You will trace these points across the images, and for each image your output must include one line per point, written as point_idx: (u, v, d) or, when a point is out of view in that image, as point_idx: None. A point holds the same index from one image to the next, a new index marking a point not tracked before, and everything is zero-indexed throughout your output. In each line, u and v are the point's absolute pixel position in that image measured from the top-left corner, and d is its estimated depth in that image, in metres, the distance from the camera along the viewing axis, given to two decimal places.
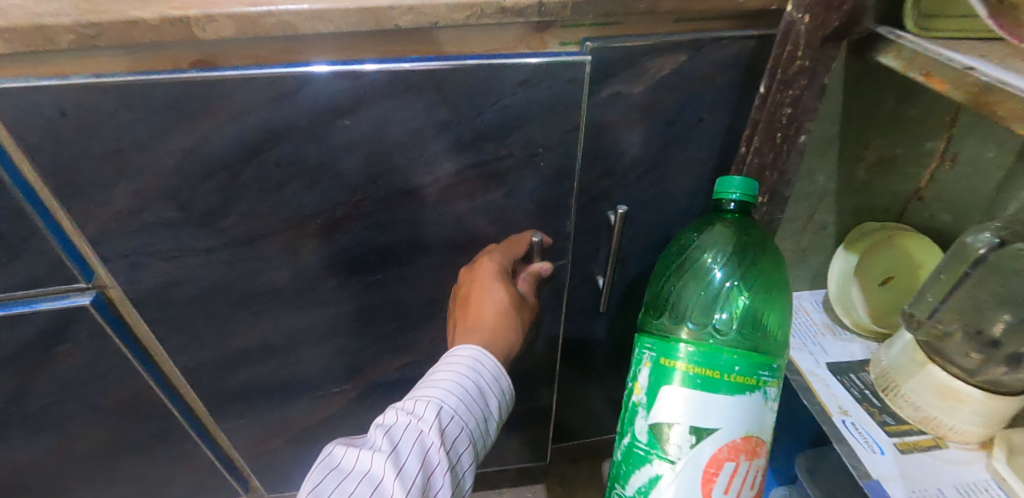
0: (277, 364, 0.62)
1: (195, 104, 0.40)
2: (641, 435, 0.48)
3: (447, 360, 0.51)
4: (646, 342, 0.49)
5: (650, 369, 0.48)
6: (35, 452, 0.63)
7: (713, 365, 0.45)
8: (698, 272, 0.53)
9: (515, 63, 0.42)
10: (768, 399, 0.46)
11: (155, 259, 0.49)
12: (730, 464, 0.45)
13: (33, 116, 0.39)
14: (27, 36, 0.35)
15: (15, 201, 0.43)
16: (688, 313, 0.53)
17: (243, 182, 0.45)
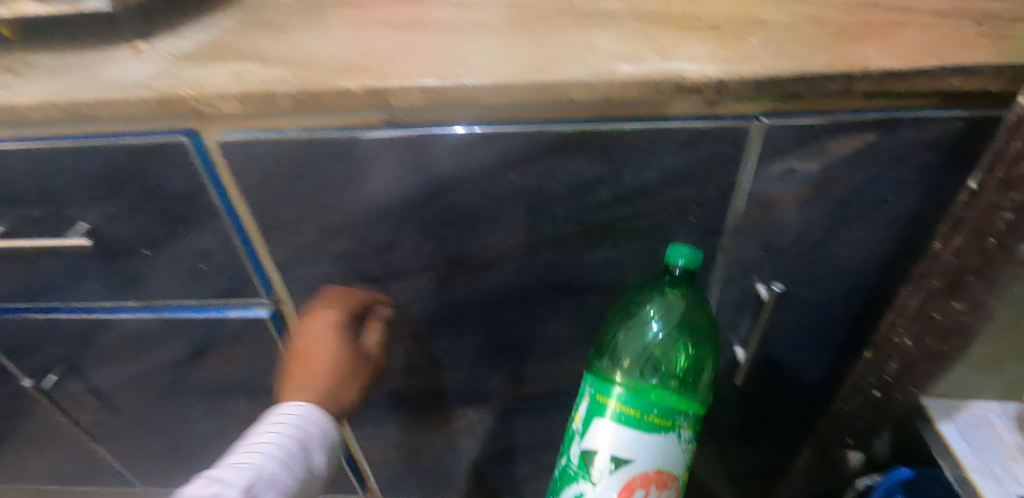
0: (405, 390, 0.66)
1: (378, 157, 0.44)
2: (574, 457, 0.51)
3: (275, 416, 0.50)
4: (589, 379, 0.51)
5: (589, 402, 0.50)
6: (208, 422, 0.74)
7: (638, 404, 0.47)
8: (641, 316, 0.53)
9: (686, 124, 0.41)
10: (681, 440, 0.49)
11: (319, 287, 0.54)
12: (641, 491, 0.48)
13: (250, 161, 0.45)
14: (258, 100, 0.41)
15: (225, 228, 0.50)
16: (628, 355, 0.53)
17: (405, 228, 0.49)
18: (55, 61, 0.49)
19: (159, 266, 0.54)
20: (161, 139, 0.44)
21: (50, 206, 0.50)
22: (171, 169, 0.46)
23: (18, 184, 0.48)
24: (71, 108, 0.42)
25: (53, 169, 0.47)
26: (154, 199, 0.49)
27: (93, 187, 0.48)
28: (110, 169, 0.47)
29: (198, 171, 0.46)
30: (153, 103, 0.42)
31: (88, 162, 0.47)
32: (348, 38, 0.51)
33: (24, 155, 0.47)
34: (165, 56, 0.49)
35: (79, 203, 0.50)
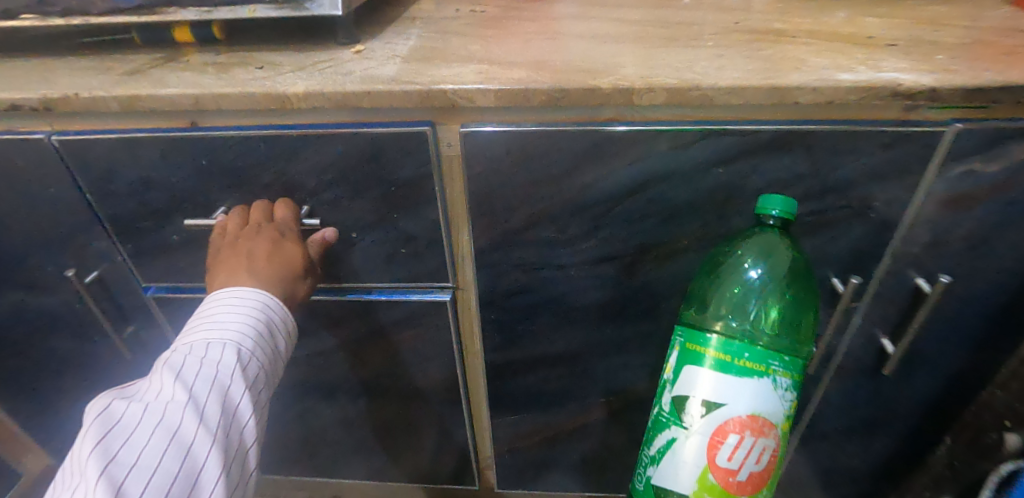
0: (555, 380, 0.70)
1: (602, 150, 0.49)
2: (666, 403, 0.51)
3: (227, 297, 0.51)
4: (679, 330, 0.52)
5: (678, 351, 0.51)
6: (351, 409, 0.78)
7: (728, 348, 0.47)
8: (733, 271, 0.54)
9: (886, 126, 0.47)
10: (778, 387, 0.48)
11: (506, 275, 0.59)
12: (734, 436, 0.48)
13: (483, 151, 0.50)
14: (513, 95, 0.46)
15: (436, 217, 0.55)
16: (721, 312, 0.55)
17: (606, 219, 0.54)
18: (292, 59, 0.54)
19: (360, 250, 0.59)
20: (406, 129, 0.49)
21: (282, 188, 0.55)
22: (403, 159, 0.51)
23: (260, 168, 0.54)
24: (339, 98, 0.47)
25: (295, 156, 0.52)
26: (377, 188, 0.53)
27: (325, 173, 0.53)
28: (346, 156, 0.52)
29: (430, 160, 0.51)
30: (416, 95, 0.46)
31: (330, 149, 0.51)
32: (553, 46, 0.56)
33: (273, 141, 0.51)
34: (394, 57, 0.54)
35: (308, 188, 0.55)
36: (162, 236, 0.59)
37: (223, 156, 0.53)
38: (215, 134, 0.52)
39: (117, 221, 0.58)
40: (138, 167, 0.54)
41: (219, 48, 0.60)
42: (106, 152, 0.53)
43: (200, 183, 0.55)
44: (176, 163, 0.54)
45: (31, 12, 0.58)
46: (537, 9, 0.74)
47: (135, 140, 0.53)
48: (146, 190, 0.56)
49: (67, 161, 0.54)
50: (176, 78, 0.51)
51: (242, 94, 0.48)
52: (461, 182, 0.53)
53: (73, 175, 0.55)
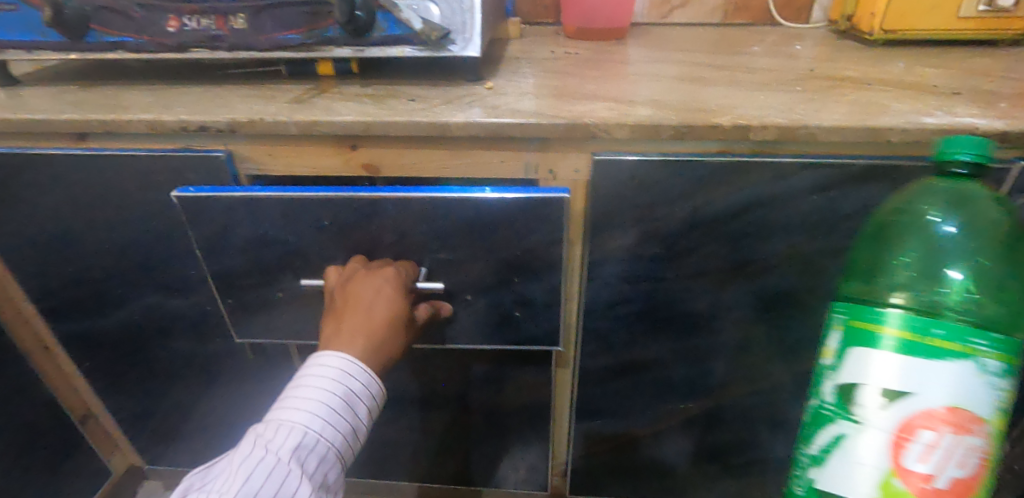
0: (640, 385, 0.76)
1: (716, 178, 0.56)
2: (829, 395, 0.48)
3: (318, 364, 0.55)
4: (838, 308, 0.49)
5: (842, 332, 0.48)
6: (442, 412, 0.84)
7: (914, 326, 0.43)
8: (923, 235, 0.51)
9: None
10: (984, 371, 0.43)
11: (612, 286, 0.66)
12: (928, 433, 0.43)
13: (612, 177, 0.57)
14: (647, 129, 0.54)
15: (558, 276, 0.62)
16: (903, 277, 0.52)
17: (709, 237, 0.61)
18: (437, 93, 0.63)
19: (471, 310, 0.66)
20: (547, 197, 0.54)
21: (403, 250, 0.61)
22: (535, 225, 0.57)
23: (384, 229, 0.59)
24: (496, 128, 0.55)
25: (419, 217, 0.58)
26: (505, 250, 0.60)
27: (446, 233, 0.59)
28: (468, 218, 0.57)
29: (561, 225, 0.57)
30: (563, 127, 0.54)
31: (454, 213, 0.57)
32: (660, 87, 0.64)
33: (400, 204, 0.56)
34: (525, 94, 0.62)
35: (428, 249, 0.61)
36: (276, 278, 0.65)
37: (347, 215, 0.58)
38: (344, 197, 0.56)
39: (241, 267, 0.64)
40: (262, 223, 0.59)
41: (360, 80, 0.68)
42: (233, 207, 0.58)
43: (322, 235, 0.60)
44: (303, 219, 0.59)
45: (202, 46, 0.66)
46: (623, 52, 0.83)
47: (263, 199, 0.57)
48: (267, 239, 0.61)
49: (189, 214, 0.59)
50: (341, 107, 0.59)
51: (411, 122, 0.55)
52: (583, 201, 0.61)
53: (196, 225, 0.60)
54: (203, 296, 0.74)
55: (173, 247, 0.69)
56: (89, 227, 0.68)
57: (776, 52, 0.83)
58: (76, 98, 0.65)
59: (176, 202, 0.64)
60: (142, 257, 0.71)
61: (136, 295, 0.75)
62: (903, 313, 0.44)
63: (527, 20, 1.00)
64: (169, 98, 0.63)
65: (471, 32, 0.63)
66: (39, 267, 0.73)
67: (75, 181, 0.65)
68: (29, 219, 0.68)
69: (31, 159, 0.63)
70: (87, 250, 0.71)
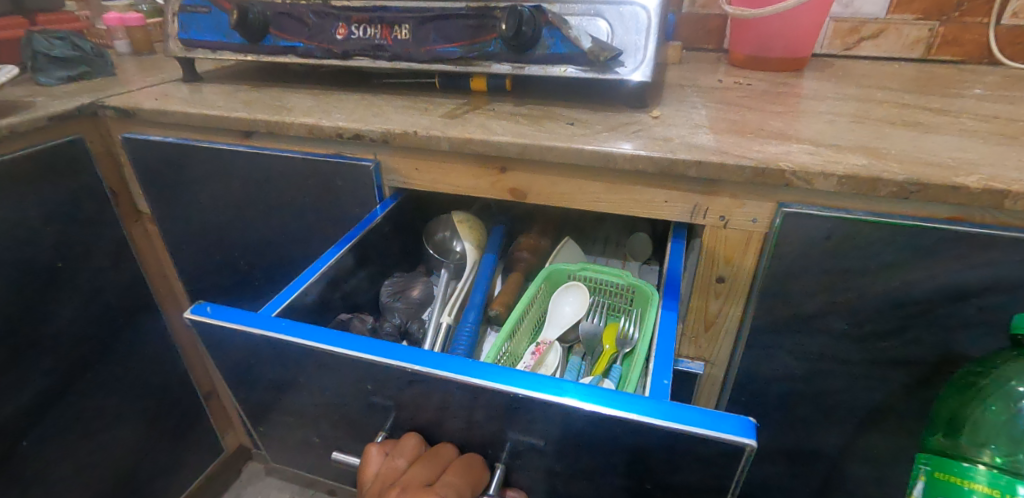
0: (788, 480, 0.64)
1: (942, 249, 0.45)
2: None
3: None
4: (923, 457, 0.47)
5: (926, 481, 0.46)
6: None
7: (993, 482, 0.41)
8: (1001, 401, 0.47)
9: None
10: None
11: (776, 359, 0.55)
12: None
13: (801, 235, 0.48)
14: (860, 183, 0.44)
15: None
16: (982, 440, 0.47)
17: (918, 321, 0.49)
18: (596, 117, 0.57)
19: None
20: (718, 435, 0.32)
21: (467, 438, 0.41)
22: (683, 465, 0.35)
23: (446, 411, 0.40)
24: (668, 164, 0.48)
25: (497, 413, 0.37)
26: (625, 480, 0.38)
27: (535, 439, 0.38)
28: (570, 431, 0.36)
29: (728, 475, 0.34)
30: (751, 170, 0.46)
31: (546, 422, 0.36)
32: (867, 132, 0.53)
33: (471, 392, 0.37)
34: (699, 127, 0.55)
35: (505, 442, 0.39)
36: (308, 423, 0.48)
37: (396, 386, 0.39)
38: (396, 366, 0.38)
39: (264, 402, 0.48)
40: (288, 369, 0.42)
41: (514, 98, 0.64)
42: (251, 345, 0.42)
43: (363, 402, 0.42)
44: (338, 377, 0.41)
45: (365, 54, 0.66)
46: (802, 86, 0.72)
47: (288, 347, 0.40)
48: (294, 385, 0.44)
49: (205, 341, 0.44)
50: (496, 126, 0.55)
51: (571, 149, 0.50)
52: (754, 256, 0.52)
53: (216, 352, 0.45)
54: None
55: (311, 248, 0.69)
56: (241, 221, 0.71)
57: (1006, 97, 0.68)
58: (247, 97, 0.68)
59: (321, 206, 0.64)
60: (282, 255, 0.72)
61: (270, 290, 0.76)
62: (983, 468, 0.42)
63: (687, 45, 0.93)
64: (328, 103, 0.64)
65: (644, 54, 0.56)
66: (193, 251, 0.77)
67: (235, 176, 0.67)
68: (192, 206, 0.72)
69: (202, 152, 0.67)
70: (236, 242, 0.73)
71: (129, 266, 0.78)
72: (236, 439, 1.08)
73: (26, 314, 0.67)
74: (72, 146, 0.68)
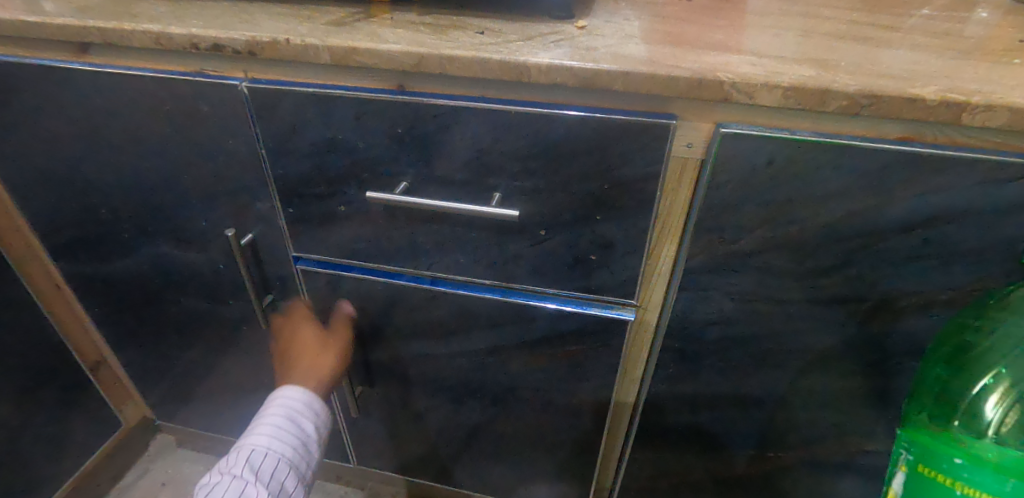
0: (719, 423, 0.61)
1: (892, 171, 0.40)
2: None
3: (271, 402, 0.58)
4: (903, 445, 0.50)
5: (906, 472, 0.49)
6: (474, 422, 0.72)
7: (982, 481, 0.44)
8: (1017, 359, 0.46)
9: None
10: None
11: (708, 299, 0.51)
12: None
13: (739, 161, 0.42)
14: (808, 95, 0.38)
15: (649, 223, 0.47)
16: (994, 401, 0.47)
17: (859, 255, 0.45)
18: (511, 27, 0.48)
19: (538, 249, 0.51)
20: (654, 119, 0.42)
21: (469, 175, 0.48)
22: (634, 152, 0.43)
23: (452, 147, 0.47)
24: (590, 77, 0.40)
25: (497, 137, 0.45)
26: (587, 183, 0.46)
27: (533, 158, 0.46)
28: (559, 141, 0.44)
29: (663, 158, 0.44)
30: (685, 81, 0.39)
31: (534, 139, 0.45)
32: (815, 45, 0.47)
33: (473, 113, 0.44)
34: (629, 37, 0.47)
35: (508, 173, 0.47)
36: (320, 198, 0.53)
37: (416, 127, 0.46)
38: (420, 100, 0.45)
39: (287, 178, 0.52)
40: (329, 126, 0.48)
41: (419, 6, 0.54)
42: (294, 105, 0.47)
43: (393, 153, 0.48)
44: (372, 125, 0.47)
45: None
46: (747, 3, 0.65)
47: (335, 98, 0.46)
48: (325, 146, 0.49)
49: (258, 109, 0.48)
50: (390, 34, 0.46)
51: (476, 59, 0.42)
52: (690, 188, 0.46)
53: (262, 123, 0.49)
54: (213, 254, 0.62)
55: (183, 190, 0.57)
56: (94, 160, 0.58)
57: (955, 17, 0.63)
58: (84, 3, 0.54)
59: (185, 138, 0.53)
60: (148, 201, 0.59)
61: (142, 243, 0.64)
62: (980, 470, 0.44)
63: None
64: (185, 10, 0.51)
65: None
66: (43, 200, 0.64)
67: (75, 103, 0.54)
68: (29, 143, 0.59)
69: (27, 72, 0.53)
70: (92, 187, 0.60)
71: None
72: (138, 412, 0.94)
73: None
74: None
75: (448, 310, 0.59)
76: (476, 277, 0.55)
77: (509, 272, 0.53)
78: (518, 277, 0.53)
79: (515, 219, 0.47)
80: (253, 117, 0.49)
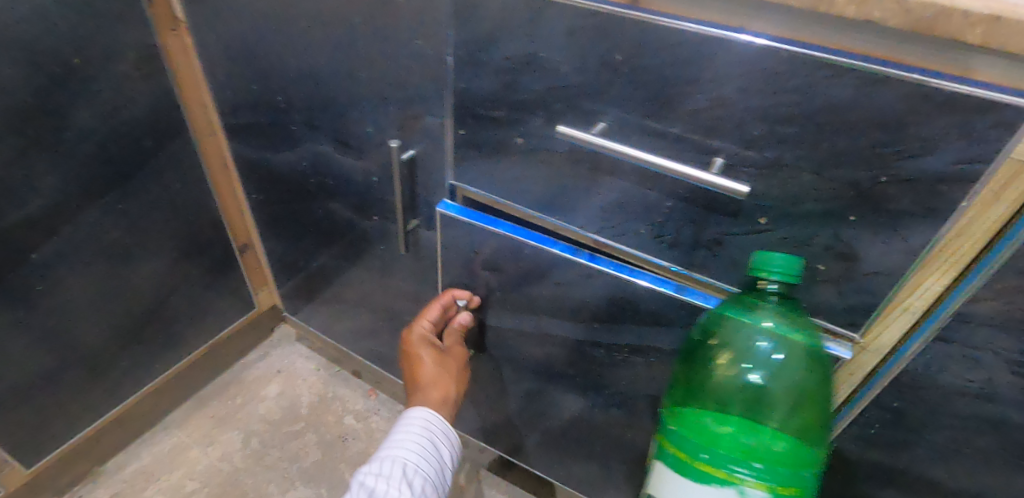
0: None
1: None
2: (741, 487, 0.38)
3: (404, 420, 0.57)
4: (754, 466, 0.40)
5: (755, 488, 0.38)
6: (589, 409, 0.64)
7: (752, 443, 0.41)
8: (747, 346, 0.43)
9: None
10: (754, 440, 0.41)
11: (969, 362, 0.37)
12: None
13: None
14: None
15: (924, 241, 0.34)
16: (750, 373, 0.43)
17: None
18: None
19: (748, 239, 0.40)
20: (1002, 97, 0.29)
21: (689, 130, 0.38)
22: (946, 137, 0.31)
23: (679, 90, 0.37)
24: (930, 18, 0.28)
25: (747, 86, 0.34)
26: (852, 169, 0.34)
27: (787, 121, 0.34)
28: (835, 104, 0.32)
29: (992, 155, 0.30)
30: None
31: (798, 96, 0.33)
32: None
33: (724, 50, 0.34)
34: None
35: (743, 136, 0.36)
36: (502, 124, 0.46)
37: (641, 59, 0.37)
38: (658, 24, 0.35)
39: (467, 95, 0.46)
40: (533, 39, 0.40)
41: None
42: (500, 6, 0.40)
43: (600, 85, 0.40)
44: (585, 45, 0.38)
45: None
46: None
47: (551, 6, 0.38)
48: (524, 65, 0.42)
49: (458, 7, 0.42)
50: None
51: None
52: (978, 245, 0.34)
53: (459, 24, 0.43)
54: (371, 165, 0.58)
55: (356, 90, 0.53)
56: (279, 42, 0.55)
57: None
58: None
59: (371, 31, 0.48)
60: (322, 96, 0.56)
61: (306, 139, 0.62)
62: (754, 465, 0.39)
63: None
64: None
65: None
66: (227, 77, 0.64)
67: None
68: (226, 16, 0.57)
69: None
70: (273, 71, 0.58)
71: (158, 80, 0.66)
72: (270, 299, 0.98)
73: (37, 110, 0.56)
74: None
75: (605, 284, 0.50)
76: (654, 255, 0.46)
77: (698, 257, 0.44)
78: (708, 265, 0.43)
79: (743, 197, 0.37)
80: (450, 16, 0.43)
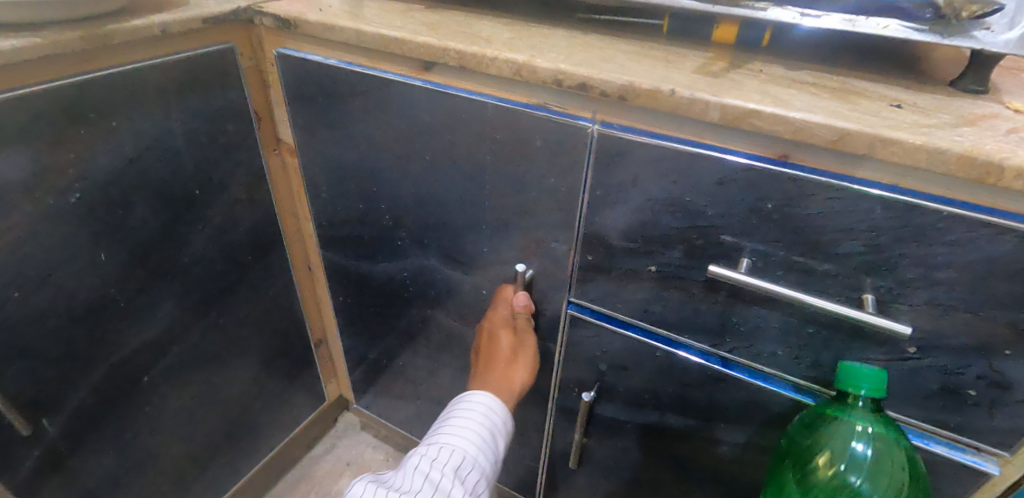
0: None
1: None
2: None
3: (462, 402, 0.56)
4: None
5: None
6: None
7: None
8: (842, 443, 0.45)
9: None
10: None
11: None
12: None
13: None
14: None
15: None
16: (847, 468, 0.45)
17: None
18: (934, 101, 0.40)
19: (895, 365, 0.42)
20: None
21: (838, 269, 0.41)
22: None
23: (831, 236, 0.40)
24: None
25: (903, 237, 0.37)
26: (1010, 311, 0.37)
27: (944, 267, 0.37)
28: (995, 258, 0.35)
29: None
30: None
31: (957, 248, 0.36)
32: None
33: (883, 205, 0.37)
34: None
35: (896, 278, 0.39)
36: (635, 253, 0.48)
37: (793, 208, 0.40)
38: (815, 181, 0.38)
39: (601, 227, 0.49)
40: (681, 186, 0.43)
41: (783, 59, 0.48)
42: (650, 158, 0.43)
43: (747, 228, 0.42)
44: (735, 195, 0.41)
45: None
46: None
47: (703, 161, 0.41)
48: (667, 207, 0.45)
49: (604, 155, 0.45)
50: (787, 96, 0.39)
51: (926, 148, 0.34)
52: None
53: (601, 169, 0.46)
54: (482, 279, 0.60)
55: (478, 215, 0.56)
56: (398, 170, 0.58)
57: None
58: (429, 19, 0.54)
59: (503, 168, 0.51)
60: (437, 218, 0.59)
61: (412, 253, 0.64)
62: None
63: None
64: (532, 38, 0.49)
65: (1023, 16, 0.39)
66: (332, 195, 0.66)
67: (403, 117, 0.54)
68: (341, 144, 0.61)
69: (371, 82, 0.54)
70: (386, 194, 0.61)
71: (262, 198, 0.68)
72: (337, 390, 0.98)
73: (162, 241, 0.58)
74: (221, 56, 0.58)
75: (733, 399, 0.51)
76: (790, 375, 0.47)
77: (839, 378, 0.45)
78: None
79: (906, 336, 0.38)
80: (593, 161, 0.46)
